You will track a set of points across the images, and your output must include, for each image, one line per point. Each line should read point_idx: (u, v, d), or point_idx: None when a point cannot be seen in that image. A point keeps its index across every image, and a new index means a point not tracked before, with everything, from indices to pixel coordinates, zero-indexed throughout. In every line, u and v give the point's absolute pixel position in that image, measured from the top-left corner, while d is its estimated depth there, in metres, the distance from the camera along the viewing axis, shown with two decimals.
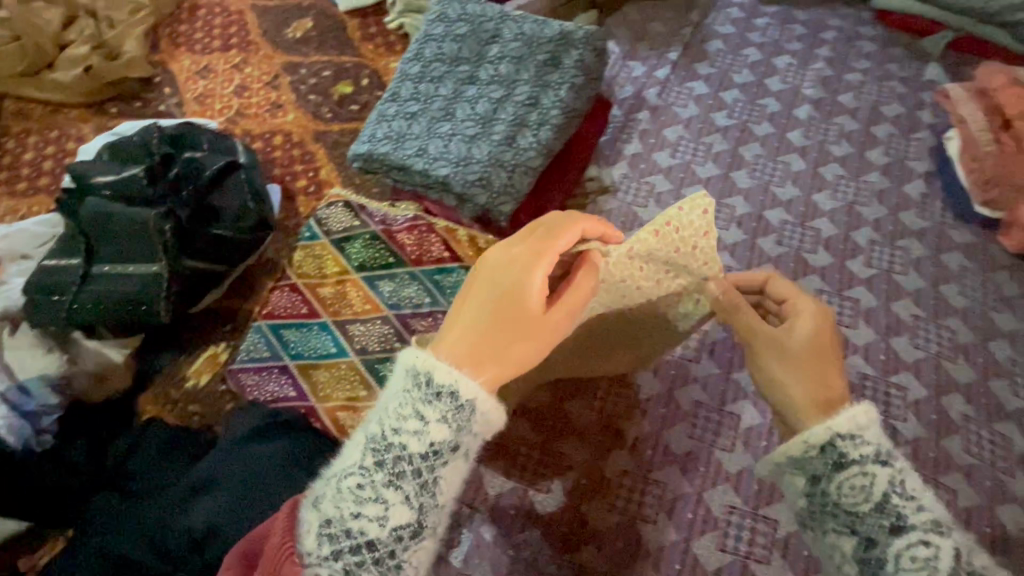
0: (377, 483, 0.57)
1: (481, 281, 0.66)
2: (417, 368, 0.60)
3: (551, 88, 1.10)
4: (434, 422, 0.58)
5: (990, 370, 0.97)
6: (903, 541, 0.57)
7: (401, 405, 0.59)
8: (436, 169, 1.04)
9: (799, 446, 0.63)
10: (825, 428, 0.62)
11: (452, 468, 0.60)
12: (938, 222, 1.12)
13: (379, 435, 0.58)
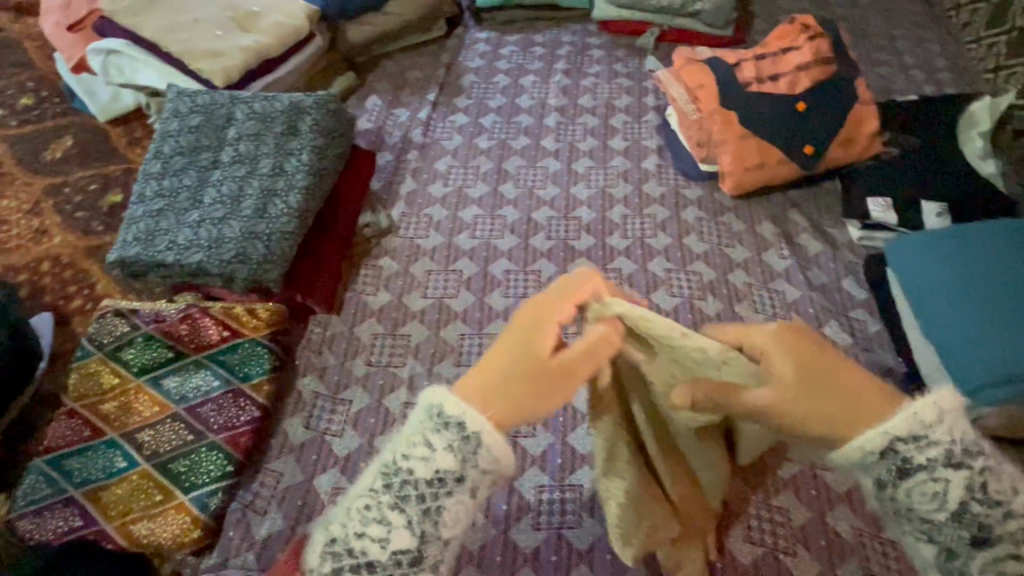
0: (382, 505, 0.50)
1: (509, 342, 0.54)
2: (435, 404, 0.51)
3: (292, 152, 1.07)
4: (444, 449, 0.49)
5: (785, 305, 1.12)
6: (986, 553, 0.50)
7: (415, 434, 0.51)
8: (189, 258, 0.97)
9: (858, 452, 0.52)
10: (882, 434, 0.52)
11: (460, 507, 0.50)
12: (709, 187, 1.29)
13: (389, 460, 0.51)
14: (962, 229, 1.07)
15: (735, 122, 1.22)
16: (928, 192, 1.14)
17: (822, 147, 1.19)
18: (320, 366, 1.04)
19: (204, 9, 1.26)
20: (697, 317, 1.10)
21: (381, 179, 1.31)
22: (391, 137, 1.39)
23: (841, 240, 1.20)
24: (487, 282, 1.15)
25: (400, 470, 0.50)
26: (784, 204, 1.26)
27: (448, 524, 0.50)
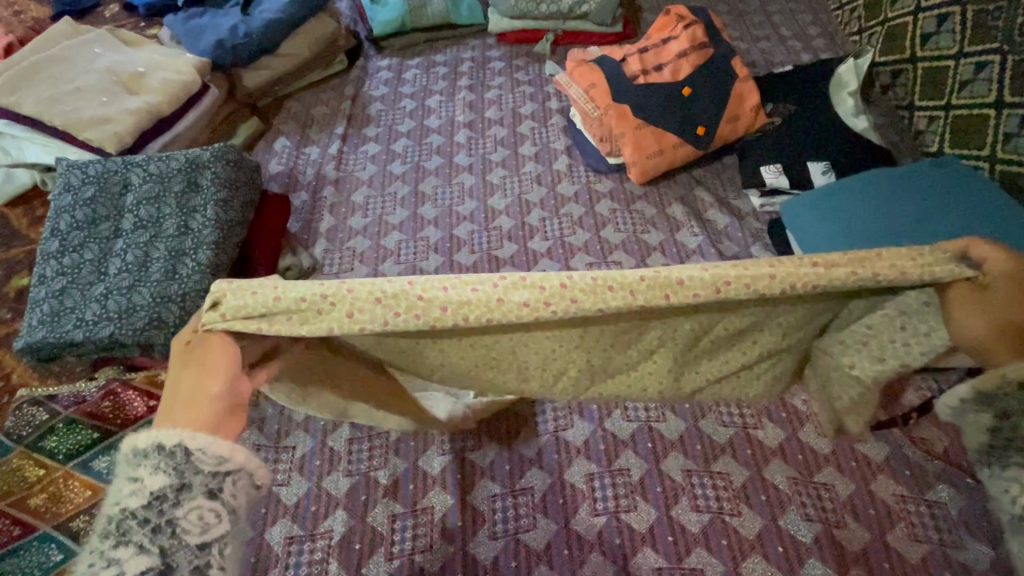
0: (102, 553, 0.45)
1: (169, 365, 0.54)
2: (127, 447, 0.49)
3: (197, 209, 1.06)
4: (157, 468, 0.48)
5: None
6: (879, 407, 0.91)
7: (118, 477, 0.48)
8: (99, 332, 0.94)
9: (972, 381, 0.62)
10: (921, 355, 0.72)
11: (200, 507, 0.48)
12: (618, 179, 1.34)
13: (101, 518, 0.47)
14: (845, 186, 1.14)
15: (630, 114, 1.28)
16: (813, 154, 1.23)
17: (712, 126, 1.27)
18: (260, 418, 1.03)
19: (86, 76, 1.24)
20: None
21: (299, 220, 1.30)
22: (304, 177, 1.39)
23: (745, 209, 1.28)
24: None
25: (115, 511, 0.47)
26: (689, 184, 1.33)
27: (190, 531, 0.47)
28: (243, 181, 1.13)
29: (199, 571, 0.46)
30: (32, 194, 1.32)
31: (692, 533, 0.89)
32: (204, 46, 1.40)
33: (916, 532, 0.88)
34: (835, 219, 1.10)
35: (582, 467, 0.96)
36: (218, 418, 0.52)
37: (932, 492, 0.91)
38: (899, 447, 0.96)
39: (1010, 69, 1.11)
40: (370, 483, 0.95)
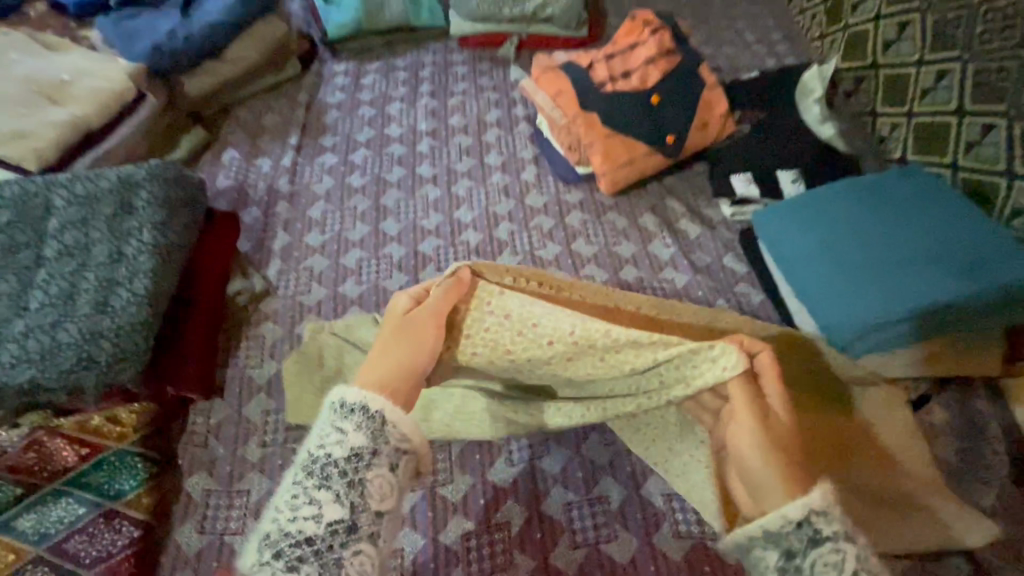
0: (310, 488, 0.63)
1: (388, 343, 0.73)
2: (338, 401, 0.66)
3: (130, 234, 0.96)
4: (353, 431, 0.64)
5: (681, 294, 1.14)
6: (824, 549, 0.61)
7: (325, 428, 0.65)
8: (17, 377, 0.83)
9: (774, 522, 0.63)
10: (799, 509, 0.62)
11: (380, 480, 0.63)
12: (588, 189, 1.30)
13: (309, 456, 0.65)
14: (817, 193, 1.12)
15: (599, 123, 1.25)
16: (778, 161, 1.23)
17: (682, 134, 1.25)
18: (210, 460, 0.93)
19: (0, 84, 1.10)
20: None
21: (251, 238, 1.21)
22: (256, 191, 1.30)
23: (717, 218, 1.26)
24: None
25: (322, 454, 0.64)
26: (660, 193, 1.30)
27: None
28: (184, 201, 1.04)
29: None
30: None
31: (675, 562, 0.86)
32: (140, 50, 1.31)
33: None
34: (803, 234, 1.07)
35: (553, 496, 0.92)
36: (410, 338, 0.74)
37: None
38: None
39: (968, 77, 1.08)
40: None
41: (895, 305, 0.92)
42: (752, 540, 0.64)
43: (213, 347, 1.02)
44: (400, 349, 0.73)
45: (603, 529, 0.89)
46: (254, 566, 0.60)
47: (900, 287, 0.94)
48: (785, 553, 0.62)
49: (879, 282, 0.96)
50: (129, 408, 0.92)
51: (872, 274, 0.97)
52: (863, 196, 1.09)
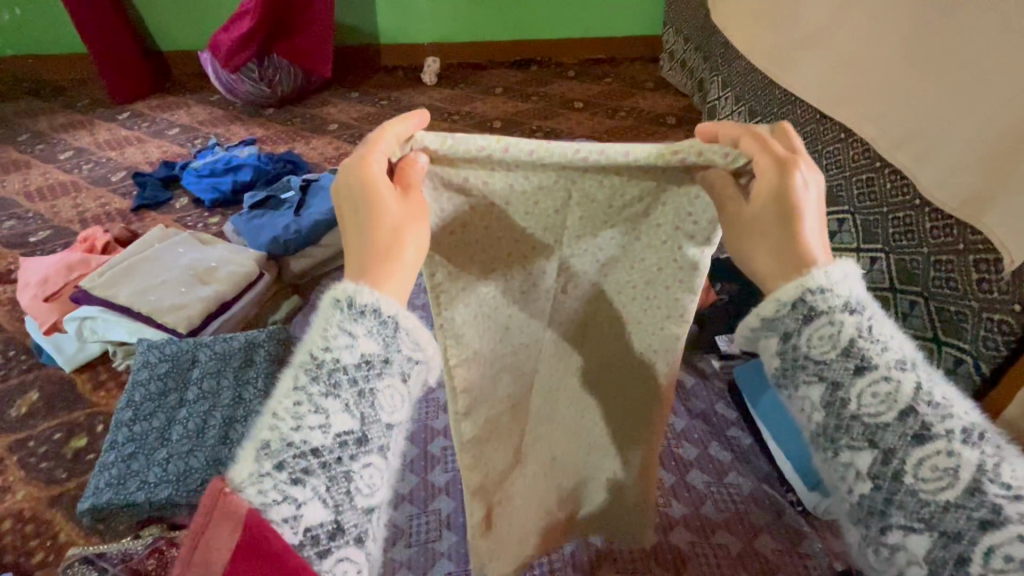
0: (315, 395, 0.49)
1: (373, 239, 0.58)
2: (341, 297, 0.52)
3: (248, 381, 1.28)
4: (366, 335, 0.51)
5: (682, 435, 1.35)
6: (868, 379, 0.53)
7: (329, 327, 0.51)
8: (158, 493, 1.10)
9: (771, 306, 0.57)
10: (793, 287, 0.56)
11: (392, 390, 0.52)
12: None
13: (311, 357, 0.50)
14: None
15: None
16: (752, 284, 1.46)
17: None
18: None
19: (170, 271, 1.53)
20: None
21: None
22: None
23: (709, 370, 1.50)
24: (427, 460, 1.32)
25: (327, 357, 0.50)
26: None
27: (362, 492, 0.51)
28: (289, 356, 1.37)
29: (359, 539, 0.52)
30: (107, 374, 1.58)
31: None
32: (264, 241, 1.79)
33: None
34: None
35: None
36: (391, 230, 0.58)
37: None
38: None
39: (894, 264, 1.35)
40: None
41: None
42: (755, 329, 0.59)
43: None
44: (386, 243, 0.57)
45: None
46: (250, 478, 0.47)
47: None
48: (783, 336, 0.57)
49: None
50: None
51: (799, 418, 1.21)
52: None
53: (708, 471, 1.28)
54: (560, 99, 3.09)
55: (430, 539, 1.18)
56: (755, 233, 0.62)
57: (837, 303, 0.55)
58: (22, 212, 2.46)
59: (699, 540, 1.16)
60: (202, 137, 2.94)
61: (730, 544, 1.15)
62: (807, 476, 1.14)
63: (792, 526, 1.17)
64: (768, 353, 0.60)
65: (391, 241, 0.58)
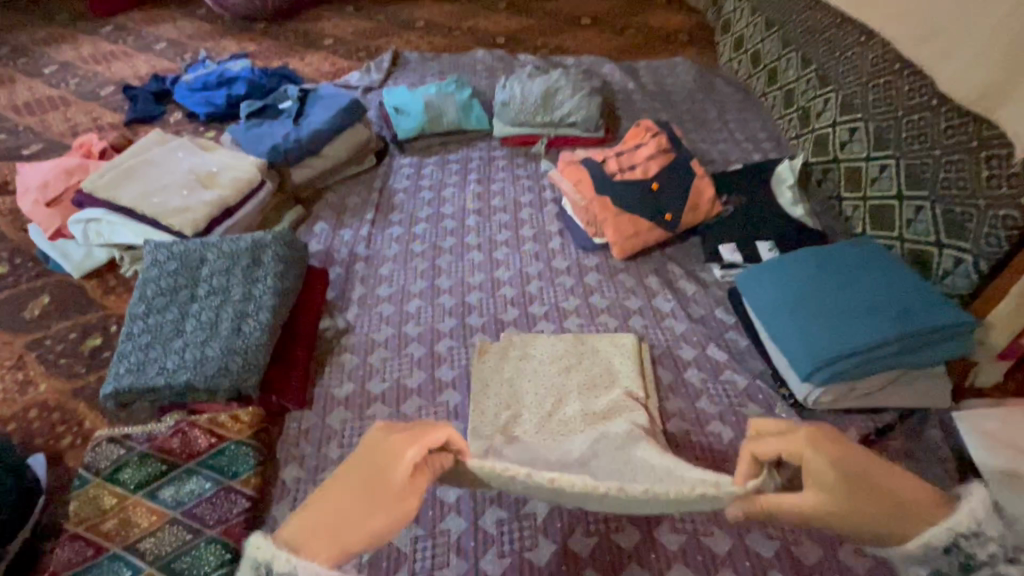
0: None
1: (362, 499, 0.72)
2: (259, 560, 0.66)
3: (258, 279, 1.30)
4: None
5: (681, 339, 1.39)
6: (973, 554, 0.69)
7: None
8: (177, 378, 1.15)
9: (921, 549, 0.69)
10: (943, 532, 0.69)
11: None
12: (603, 255, 1.62)
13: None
14: (839, 253, 1.36)
15: (610, 204, 1.58)
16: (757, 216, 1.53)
17: (679, 213, 1.56)
18: (300, 455, 1.20)
19: (171, 175, 1.52)
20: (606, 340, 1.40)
21: (336, 288, 1.56)
22: (339, 253, 1.66)
23: (710, 279, 1.53)
24: (434, 359, 1.37)
25: None
26: (664, 260, 1.59)
27: None
28: (296, 256, 1.38)
29: None
30: (116, 280, 1.60)
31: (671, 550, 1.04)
32: (264, 149, 1.75)
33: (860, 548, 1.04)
34: (834, 262, 1.34)
35: None
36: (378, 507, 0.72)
37: None
38: None
39: (902, 170, 1.36)
40: None
41: (856, 342, 1.14)
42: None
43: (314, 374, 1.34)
44: (369, 513, 0.72)
45: (614, 521, 1.08)
46: None
47: (862, 329, 1.16)
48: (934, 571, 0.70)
49: (843, 324, 1.19)
50: (246, 409, 1.19)
51: (798, 304, 1.26)
52: (833, 253, 1.35)
53: (705, 369, 1.33)
54: (566, 15, 2.93)
55: (437, 426, 1.24)
56: (844, 523, 0.71)
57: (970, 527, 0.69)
58: (11, 126, 2.39)
59: (694, 429, 1.22)
60: (190, 52, 2.81)
61: (722, 432, 1.21)
62: (799, 366, 1.17)
63: (782, 417, 1.23)
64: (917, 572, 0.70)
65: (393, 500, 0.73)
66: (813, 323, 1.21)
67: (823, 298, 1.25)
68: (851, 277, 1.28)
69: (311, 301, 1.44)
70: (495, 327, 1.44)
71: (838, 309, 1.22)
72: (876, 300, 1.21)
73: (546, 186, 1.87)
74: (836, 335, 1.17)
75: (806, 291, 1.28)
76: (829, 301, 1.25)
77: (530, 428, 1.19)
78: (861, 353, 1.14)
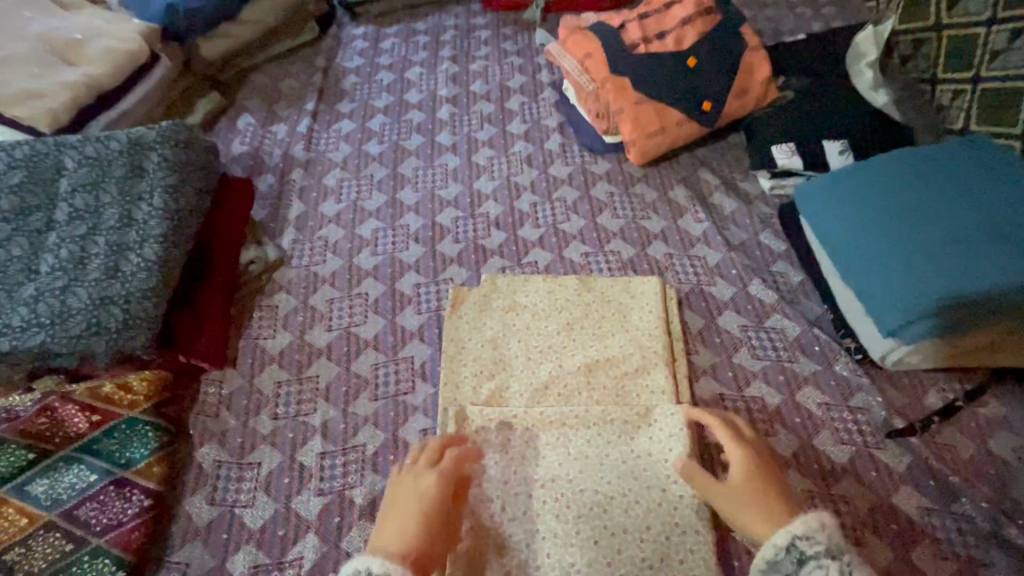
0: None
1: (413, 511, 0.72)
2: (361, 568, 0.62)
3: (141, 196, 0.94)
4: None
5: (716, 272, 1.08)
6: None
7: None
8: (29, 340, 0.83)
9: (767, 550, 0.64)
10: (784, 533, 0.64)
11: None
12: (616, 159, 1.25)
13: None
14: (942, 154, 1.01)
15: (630, 88, 1.17)
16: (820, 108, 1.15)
17: (720, 101, 1.17)
18: (221, 431, 0.92)
19: (17, 46, 1.08)
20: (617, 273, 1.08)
21: (266, 205, 1.19)
22: (271, 158, 1.27)
23: (754, 193, 1.18)
24: (396, 301, 1.06)
25: None
26: (694, 167, 1.23)
27: None
28: (196, 163, 1.01)
29: None
30: None
31: None
32: (157, 10, 1.28)
33: (940, 548, 0.81)
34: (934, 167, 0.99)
35: None
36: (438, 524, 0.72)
37: (957, 504, 0.84)
38: (921, 457, 0.88)
39: None
40: (344, 502, 0.85)
41: (969, 285, 0.85)
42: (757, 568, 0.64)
43: (237, 322, 1.03)
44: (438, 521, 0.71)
45: (619, 499, 0.81)
46: None
47: (979, 268, 0.86)
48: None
49: (953, 257, 0.88)
50: (140, 375, 0.91)
51: (884, 225, 0.94)
52: (933, 156, 1.01)
53: (746, 313, 1.03)
54: None
55: (399, 389, 0.96)
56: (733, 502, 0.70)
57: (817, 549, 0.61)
58: None
59: (732, 392, 0.95)
60: None
61: (767, 397, 0.94)
62: (884, 316, 0.87)
63: (845, 377, 0.95)
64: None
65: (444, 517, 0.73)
66: (911, 256, 0.89)
67: (925, 220, 0.93)
68: (961, 190, 0.95)
69: (230, 227, 1.10)
70: (475, 256, 1.11)
71: (946, 236, 0.90)
72: (995, 226, 0.90)
73: (542, 66, 1.43)
74: (941, 274, 0.86)
75: (901, 210, 0.95)
76: (932, 224, 0.92)
77: (519, 402, 0.92)
78: (966, 296, 0.85)
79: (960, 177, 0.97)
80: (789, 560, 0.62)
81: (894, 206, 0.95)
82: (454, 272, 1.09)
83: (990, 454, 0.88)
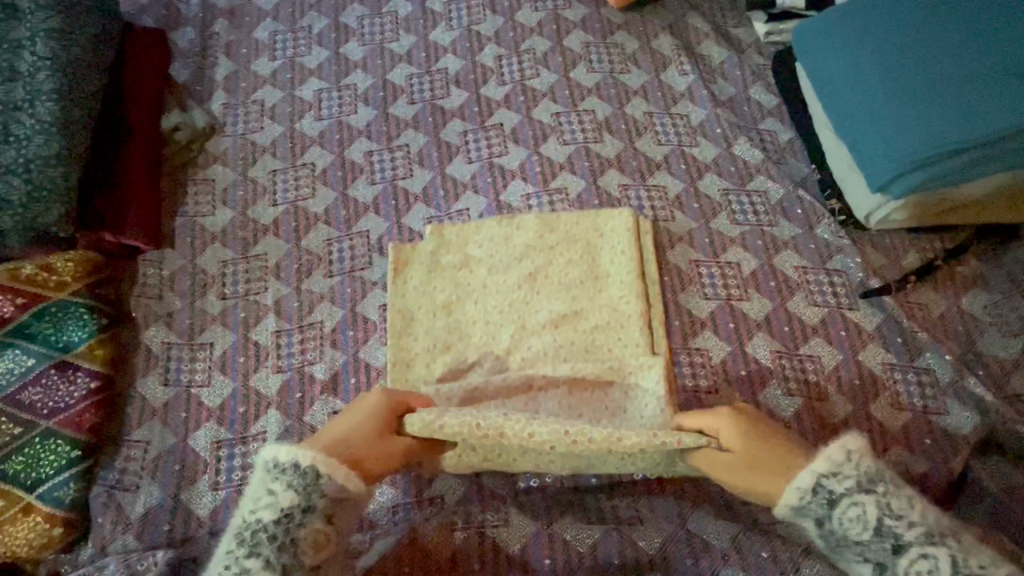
0: None
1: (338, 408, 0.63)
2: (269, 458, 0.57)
3: (24, 46, 0.80)
4: (284, 490, 0.54)
5: (699, 132, 0.98)
6: (906, 558, 0.51)
7: (258, 488, 0.55)
8: None
9: (792, 494, 0.55)
10: (807, 473, 0.55)
11: None
12: (593, 4, 1.08)
13: (243, 517, 0.54)
14: None
15: None
16: None
17: None
18: (166, 312, 0.86)
19: None
20: (590, 134, 0.98)
21: (188, 64, 1.03)
22: (188, 7, 1.08)
23: (746, 41, 1.05)
24: (346, 170, 0.95)
25: None
26: (682, 12, 1.08)
27: None
28: (86, 6, 0.86)
29: None
30: None
31: None
32: None
33: (901, 400, 0.81)
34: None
35: None
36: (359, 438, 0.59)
37: (922, 359, 0.83)
38: (893, 316, 0.86)
39: None
40: (304, 379, 0.82)
41: (971, 133, 0.77)
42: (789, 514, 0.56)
43: (171, 200, 0.93)
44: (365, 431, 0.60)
45: None
46: None
47: (987, 114, 0.77)
48: (816, 524, 0.54)
49: (957, 104, 0.79)
50: (64, 256, 0.83)
51: (885, 68, 0.84)
52: None
53: (728, 176, 0.95)
54: None
55: (355, 265, 0.89)
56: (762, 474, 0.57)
57: (851, 482, 0.53)
58: None
59: (707, 258, 0.90)
60: None
61: (743, 261, 0.90)
62: (872, 170, 0.81)
63: (825, 241, 0.91)
64: (807, 528, 0.56)
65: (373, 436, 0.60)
66: (914, 102, 0.80)
67: (933, 61, 0.82)
68: (990, 23, 0.83)
69: (146, 90, 0.95)
70: (432, 119, 0.99)
71: (957, 76, 0.80)
72: (1018, 63, 0.79)
73: None
74: (942, 121, 0.78)
75: (913, 50, 0.83)
76: (943, 66, 0.81)
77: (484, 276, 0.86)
78: (960, 147, 0.77)
79: (987, 10, 0.84)
80: (819, 503, 0.54)
81: (903, 50, 0.84)
82: (409, 137, 0.98)
83: (961, 311, 0.86)
